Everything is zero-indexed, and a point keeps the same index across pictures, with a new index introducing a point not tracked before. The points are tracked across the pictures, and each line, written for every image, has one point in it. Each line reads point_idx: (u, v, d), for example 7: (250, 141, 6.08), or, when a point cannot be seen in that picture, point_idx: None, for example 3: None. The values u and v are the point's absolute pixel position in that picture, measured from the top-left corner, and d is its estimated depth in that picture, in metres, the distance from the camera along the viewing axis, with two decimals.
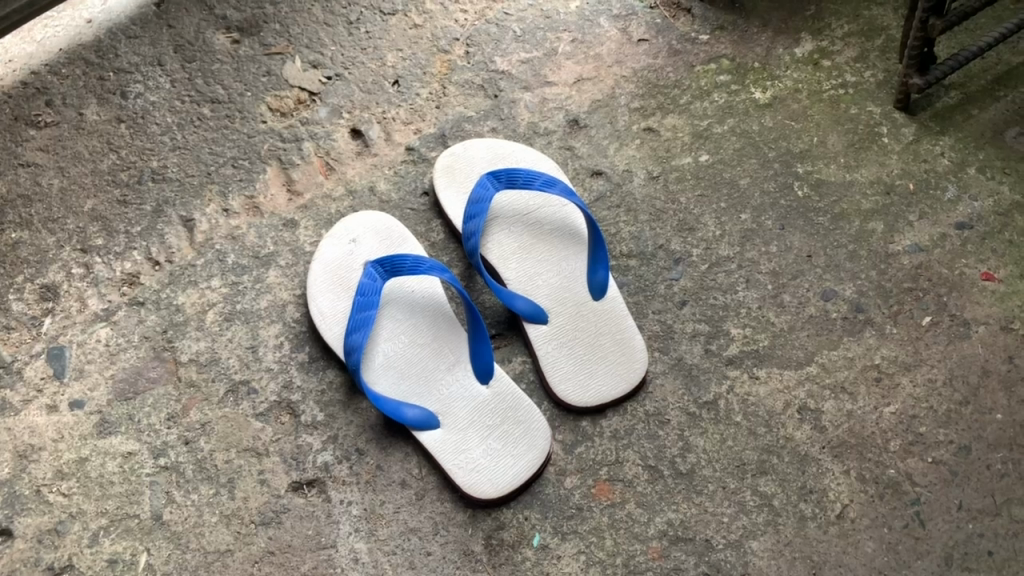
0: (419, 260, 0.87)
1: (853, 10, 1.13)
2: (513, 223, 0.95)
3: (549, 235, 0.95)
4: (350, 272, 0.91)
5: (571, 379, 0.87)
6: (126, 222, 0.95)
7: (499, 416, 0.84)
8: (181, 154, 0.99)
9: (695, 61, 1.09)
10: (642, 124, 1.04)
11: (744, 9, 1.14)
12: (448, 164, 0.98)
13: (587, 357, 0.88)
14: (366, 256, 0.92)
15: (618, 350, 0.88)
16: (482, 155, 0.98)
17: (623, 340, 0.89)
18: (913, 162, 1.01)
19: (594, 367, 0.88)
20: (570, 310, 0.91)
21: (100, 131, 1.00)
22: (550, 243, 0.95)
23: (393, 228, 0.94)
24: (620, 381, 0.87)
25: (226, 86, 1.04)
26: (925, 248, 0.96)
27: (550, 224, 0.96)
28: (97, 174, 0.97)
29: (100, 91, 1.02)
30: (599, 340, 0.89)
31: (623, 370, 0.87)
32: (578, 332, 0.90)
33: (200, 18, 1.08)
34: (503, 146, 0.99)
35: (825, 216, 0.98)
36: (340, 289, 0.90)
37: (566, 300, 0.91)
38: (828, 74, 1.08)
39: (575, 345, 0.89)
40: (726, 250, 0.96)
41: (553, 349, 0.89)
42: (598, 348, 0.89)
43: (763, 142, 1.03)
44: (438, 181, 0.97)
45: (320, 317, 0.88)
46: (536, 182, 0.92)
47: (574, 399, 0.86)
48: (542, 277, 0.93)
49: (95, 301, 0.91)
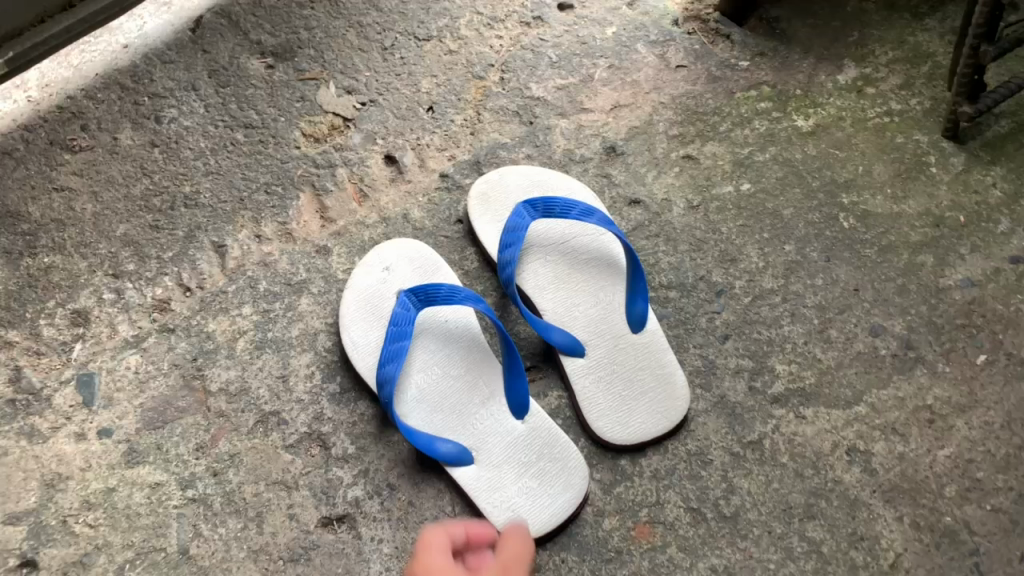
0: (454, 289, 0.85)
1: (897, 36, 1.10)
2: (549, 252, 0.93)
3: (586, 265, 0.93)
4: (383, 301, 0.89)
5: (608, 415, 0.84)
6: (158, 247, 0.94)
7: (535, 453, 0.82)
8: (214, 179, 0.98)
9: (735, 88, 1.07)
10: (681, 152, 1.02)
11: (785, 35, 1.11)
12: (482, 191, 0.96)
13: (626, 392, 0.85)
14: (400, 285, 0.90)
15: (658, 386, 0.85)
16: (517, 182, 0.97)
17: (664, 375, 0.86)
18: (963, 193, 0.98)
19: (633, 403, 0.85)
20: (609, 343, 0.88)
21: (135, 156, 0.99)
22: (587, 273, 0.92)
23: (428, 256, 0.92)
24: (660, 418, 0.84)
25: (260, 111, 1.03)
26: (978, 282, 0.92)
27: (587, 253, 0.93)
28: (130, 200, 0.97)
29: (135, 116, 1.02)
30: (638, 374, 0.86)
31: (663, 407, 0.84)
32: (617, 366, 0.87)
33: (235, 43, 1.07)
34: (539, 174, 0.97)
35: (871, 249, 0.95)
36: (373, 318, 0.88)
37: (604, 332, 0.89)
38: (873, 102, 1.05)
39: (613, 379, 0.86)
40: (770, 283, 0.93)
41: (590, 383, 0.86)
42: (637, 383, 0.86)
43: (807, 171, 1.00)
44: (472, 209, 0.95)
45: (353, 346, 0.86)
46: (573, 211, 0.89)
47: (612, 436, 0.83)
48: (579, 308, 0.90)
49: (125, 327, 0.90)
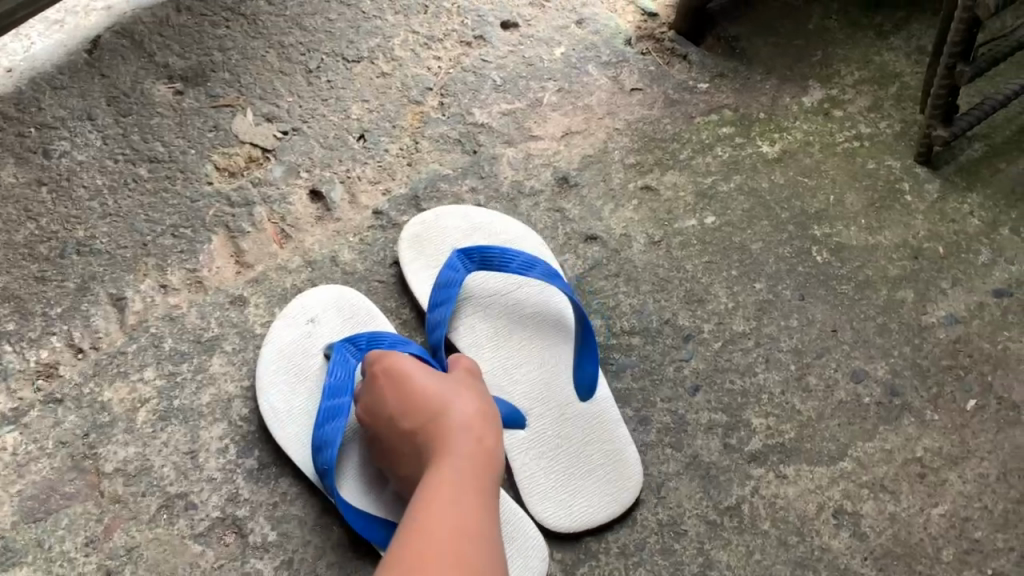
0: (396, 340, 0.76)
1: (862, 55, 1.03)
2: (487, 306, 0.83)
3: (530, 322, 0.83)
4: (308, 359, 0.79)
5: (550, 499, 0.75)
6: (44, 302, 0.82)
7: None
8: (112, 222, 0.86)
9: (695, 112, 0.98)
10: (639, 182, 0.93)
11: (744, 54, 1.04)
12: (416, 233, 0.86)
13: (570, 471, 0.76)
14: (328, 339, 0.80)
15: (607, 463, 0.76)
16: (452, 225, 0.87)
17: (615, 450, 0.77)
18: (941, 222, 0.91)
19: (578, 484, 0.75)
20: (553, 413, 0.79)
21: (17, 197, 0.86)
22: (528, 331, 0.82)
23: (358, 302, 0.82)
24: (609, 502, 0.74)
25: (167, 142, 0.90)
26: (962, 319, 0.85)
27: (530, 307, 0.83)
28: (11, 247, 0.84)
29: (18, 150, 0.89)
30: (584, 449, 0.77)
31: (611, 488, 0.75)
32: (562, 439, 0.77)
33: (138, 66, 0.94)
34: (481, 215, 0.87)
35: (848, 285, 0.87)
36: (297, 380, 0.78)
37: (548, 401, 0.79)
38: (841, 125, 0.98)
39: (555, 456, 0.77)
40: (741, 325, 0.84)
41: (530, 461, 0.76)
42: (583, 460, 0.77)
43: (775, 202, 0.92)
44: (401, 255, 0.85)
45: (273, 413, 0.76)
46: (515, 263, 0.80)
47: (553, 523, 0.74)
48: (519, 371, 0.80)
49: (2, 399, 0.77)
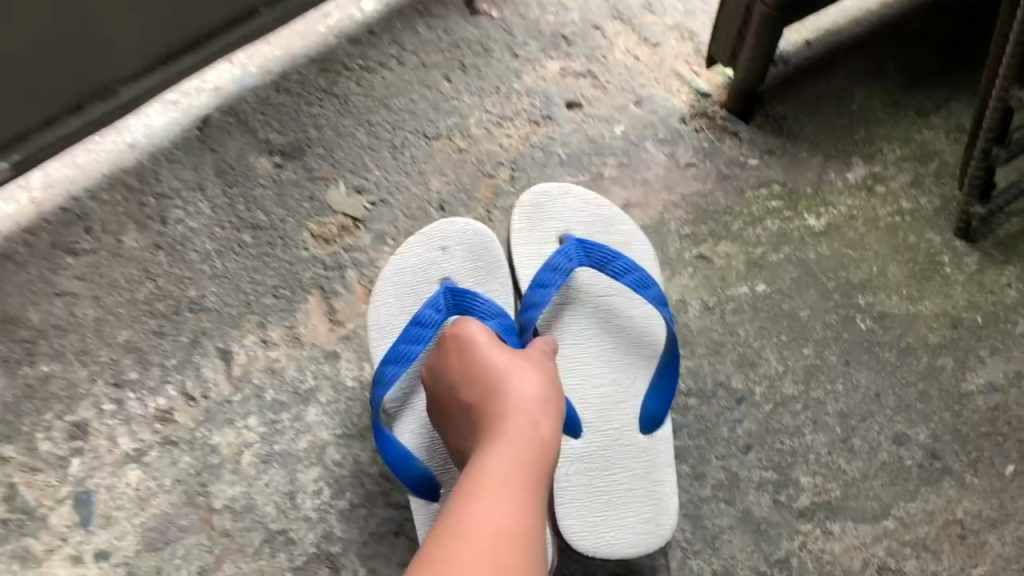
0: (490, 308, 0.85)
1: (904, 133, 1.11)
2: (585, 306, 0.90)
3: (615, 333, 0.89)
4: (426, 280, 0.89)
5: (582, 519, 0.80)
6: (161, 354, 0.92)
7: None
8: (220, 283, 0.96)
9: (745, 186, 1.06)
10: (694, 251, 1.01)
11: (792, 132, 1.11)
12: (535, 202, 0.94)
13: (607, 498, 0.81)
14: (449, 272, 0.90)
15: (645, 504, 0.82)
16: (575, 209, 0.95)
17: (658, 495, 0.82)
18: (979, 293, 0.98)
19: (611, 515, 0.81)
20: (610, 433, 0.84)
21: (139, 259, 0.97)
22: (615, 342, 0.89)
23: (488, 252, 0.91)
24: (635, 545, 0.80)
25: (268, 211, 1.01)
26: (1001, 387, 0.91)
27: (623, 321, 0.90)
28: (133, 304, 0.95)
29: (140, 217, 1.00)
30: (629, 481, 0.83)
31: (642, 532, 0.80)
32: (611, 465, 0.83)
33: (243, 142, 1.05)
34: (600, 211, 0.95)
35: (890, 352, 0.93)
36: (408, 302, 0.88)
37: (608, 418, 0.85)
38: (883, 200, 1.05)
39: (599, 478, 0.82)
40: (790, 388, 0.91)
41: (572, 474, 0.82)
42: (626, 490, 0.82)
43: (821, 272, 0.99)
44: (516, 221, 0.93)
45: (380, 324, 0.88)
46: (627, 276, 0.87)
47: (578, 543, 0.79)
48: (595, 376, 0.87)
49: (125, 441, 0.87)
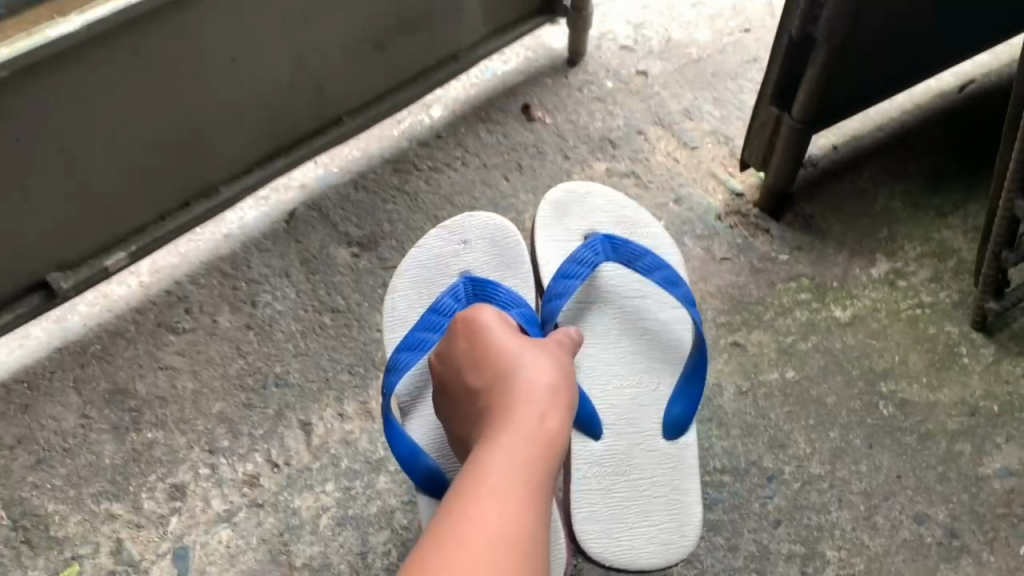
0: (512, 300, 0.94)
1: (924, 232, 1.20)
2: (614, 303, 1.00)
3: (640, 332, 0.99)
4: (445, 270, 0.99)
5: (603, 525, 0.88)
6: (250, 424, 1.03)
7: None
8: (302, 360, 1.08)
9: (776, 279, 1.16)
10: (728, 338, 1.10)
11: (819, 229, 1.21)
12: (561, 200, 1.04)
13: (629, 507, 0.89)
14: (467, 263, 1.00)
15: (669, 517, 0.90)
16: (597, 209, 1.04)
17: (680, 509, 0.90)
18: (995, 383, 1.06)
19: (633, 523, 0.89)
20: (634, 439, 0.93)
21: (231, 337, 1.10)
22: (641, 341, 0.99)
23: (508, 247, 1.01)
24: (655, 555, 0.88)
25: (346, 296, 1.13)
26: (1015, 471, 0.99)
27: (648, 321, 1.00)
28: (226, 378, 1.07)
29: (233, 300, 1.13)
30: (653, 494, 0.91)
31: (663, 544, 0.88)
32: (637, 475, 0.92)
33: (325, 234, 1.19)
34: (623, 209, 1.05)
35: (911, 436, 1.01)
36: (425, 290, 0.98)
37: (632, 422, 0.94)
38: (905, 294, 1.14)
39: (623, 486, 0.91)
40: (818, 468, 0.99)
41: (592, 479, 0.90)
42: (650, 502, 0.90)
43: (847, 360, 1.08)
44: (547, 217, 1.03)
45: (394, 313, 0.97)
46: (657, 274, 0.97)
47: (598, 547, 0.87)
48: (620, 372, 0.97)
49: (217, 502, 0.98)
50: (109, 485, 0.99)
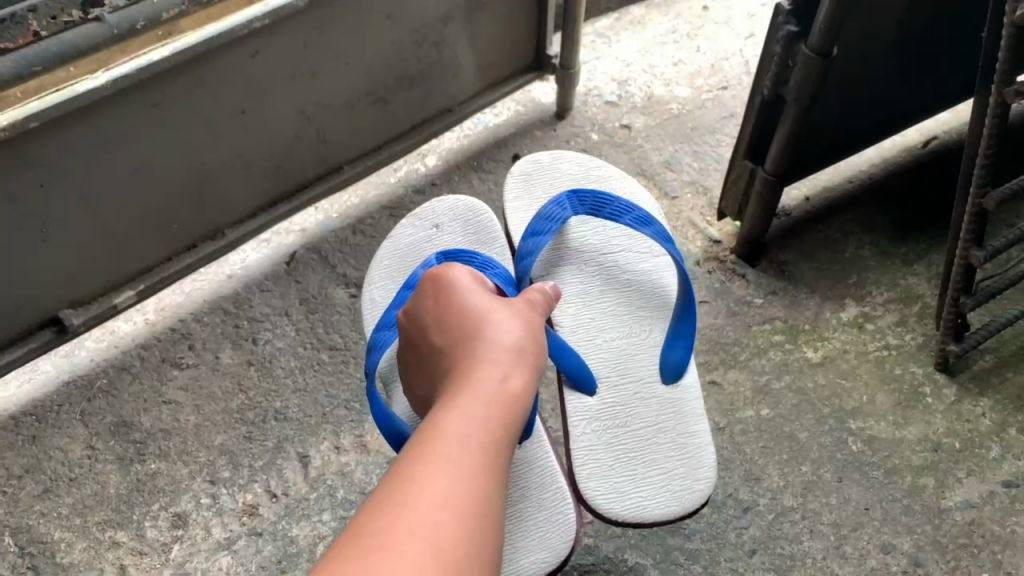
0: (486, 262, 0.97)
1: (891, 279, 1.27)
2: (592, 259, 1.05)
3: (624, 284, 1.05)
4: (416, 256, 1.06)
5: (614, 479, 0.92)
6: (250, 456, 1.08)
7: (527, 483, 0.90)
8: (300, 395, 1.13)
9: (751, 322, 1.23)
10: (707, 377, 1.16)
11: (792, 275, 1.29)
12: (528, 171, 1.10)
13: (637, 459, 0.93)
14: (439, 245, 1.06)
15: (678, 462, 0.94)
16: (565, 175, 1.11)
17: (687, 451, 0.95)
18: (957, 421, 1.12)
19: (644, 475, 0.92)
20: (632, 391, 0.98)
21: (233, 373, 1.15)
22: (623, 292, 1.04)
23: (480, 223, 1.07)
24: (672, 503, 0.91)
25: (343, 334, 1.19)
26: (976, 504, 1.05)
27: (627, 270, 1.06)
28: (228, 412, 1.11)
29: (235, 337, 1.18)
30: (660, 441, 0.95)
31: (679, 489, 0.92)
32: (641, 424, 0.96)
33: (323, 275, 1.25)
34: (590, 173, 1.11)
35: (878, 470, 1.07)
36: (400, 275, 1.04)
37: (627, 373, 0.99)
38: (872, 337, 1.21)
39: (628, 437, 0.95)
40: (791, 500, 1.05)
41: (596, 437, 0.94)
42: (659, 449, 0.94)
43: (818, 399, 1.14)
44: (513, 186, 1.09)
45: (370, 301, 1.03)
46: (627, 216, 1.01)
47: (613, 503, 0.90)
48: (608, 326, 1.02)
49: (218, 530, 1.02)
50: (113, 514, 1.03)
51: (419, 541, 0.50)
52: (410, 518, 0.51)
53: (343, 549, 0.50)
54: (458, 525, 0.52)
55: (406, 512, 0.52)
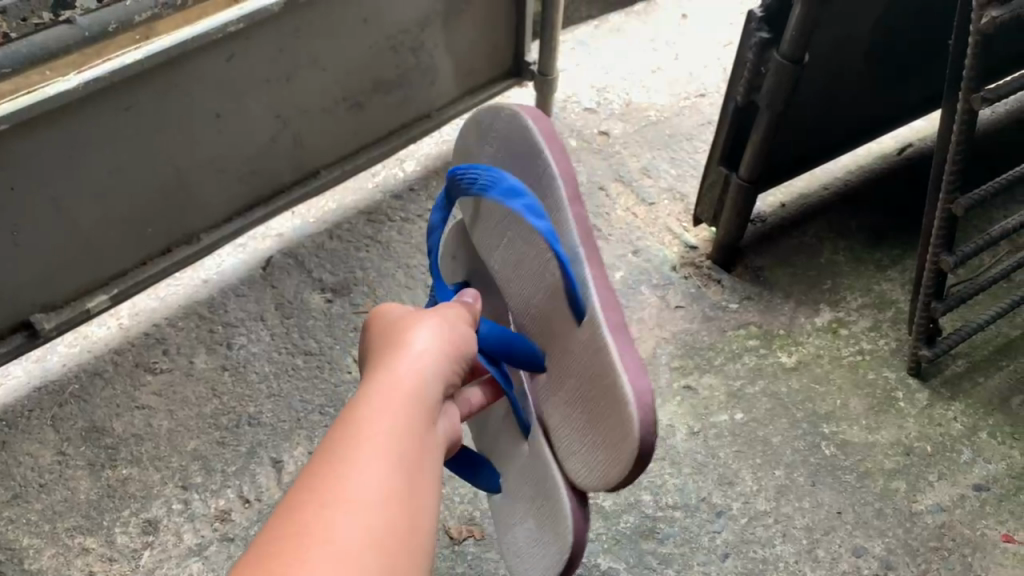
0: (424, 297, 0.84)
1: (865, 284, 1.28)
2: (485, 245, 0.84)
3: (519, 242, 0.77)
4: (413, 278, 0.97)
5: (580, 454, 0.74)
6: (223, 461, 1.07)
7: (531, 490, 0.81)
8: (274, 400, 1.12)
9: (726, 327, 1.23)
10: (681, 381, 1.17)
11: (767, 281, 1.29)
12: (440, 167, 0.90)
13: (581, 428, 0.76)
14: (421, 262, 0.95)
15: (606, 408, 0.71)
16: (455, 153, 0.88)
17: (612, 397, 0.69)
18: (929, 425, 1.13)
19: (589, 441, 0.73)
20: (563, 349, 0.78)
21: (207, 378, 1.14)
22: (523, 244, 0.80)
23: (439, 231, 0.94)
24: (611, 462, 0.72)
25: (318, 339, 1.18)
26: (947, 508, 1.05)
27: (519, 231, 0.77)
28: (201, 417, 1.10)
29: (209, 342, 1.18)
30: (595, 394, 0.75)
31: (605, 450, 0.71)
32: (577, 383, 0.78)
33: (300, 280, 1.25)
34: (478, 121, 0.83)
35: (851, 474, 1.08)
36: None
37: (551, 333, 0.79)
38: (846, 341, 1.22)
39: (576, 403, 0.78)
40: (763, 504, 1.05)
41: (554, 416, 0.78)
42: (595, 405, 0.74)
43: (791, 403, 1.15)
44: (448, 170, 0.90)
45: None
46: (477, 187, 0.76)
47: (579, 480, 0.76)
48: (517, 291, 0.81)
49: (190, 536, 1.01)
50: (83, 520, 1.02)
51: (380, 471, 0.49)
52: (311, 513, 0.45)
53: (308, 476, 0.48)
54: (415, 461, 0.52)
55: (369, 445, 0.51)
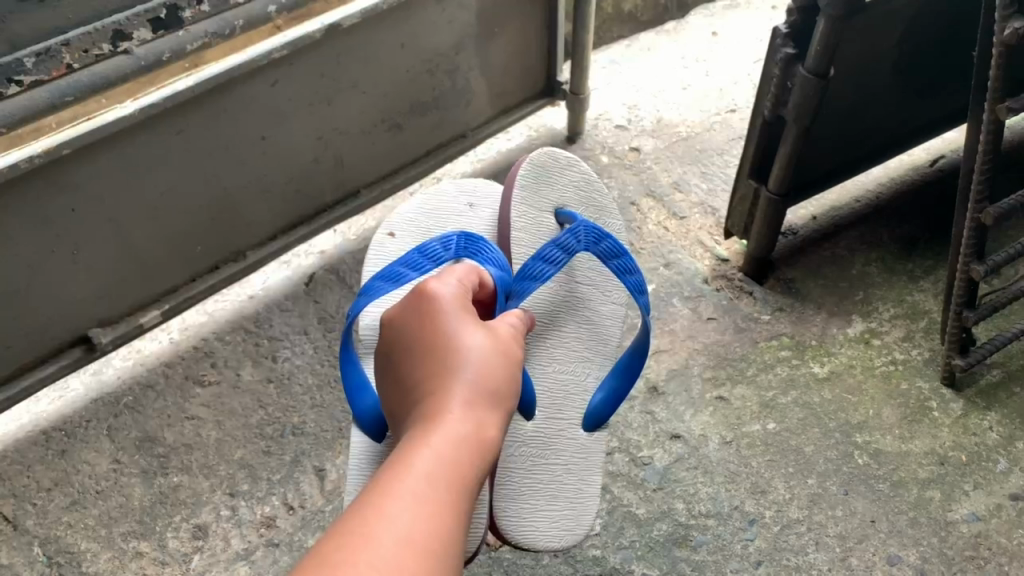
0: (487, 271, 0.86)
1: (897, 295, 1.29)
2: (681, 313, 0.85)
3: None
4: (590, 306, 1.03)
5: (530, 508, 0.89)
6: (268, 469, 1.11)
7: (529, 455, 0.92)
8: (317, 411, 1.16)
9: (758, 337, 1.25)
10: (714, 392, 1.18)
11: (799, 292, 1.30)
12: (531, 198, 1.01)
13: (539, 489, 0.90)
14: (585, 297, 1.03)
15: (549, 487, 0.91)
16: None
17: (554, 493, 0.90)
18: (963, 435, 1.13)
19: (541, 505, 0.89)
20: None
21: (253, 390, 1.19)
22: (583, 328, 1.01)
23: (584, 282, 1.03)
24: (552, 536, 0.88)
25: None
26: (983, 517, 1.05)
27: None
28: (247, 427, 1.15)
29: (255, 355, 1.22)
30: (536, 471, 0.91)
31: (562, 528, 0.89)
32: (525, 454, 0.91)
33: (341, 295, 1.30)
34: None
35: (884, 483, 1.09)
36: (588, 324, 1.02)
37: None
38: (879, 352, 1.22)
39: (535, 464, 0.91)
40: (796, 513, 1.06)
41: (515, 460, 0.91)
42: (540, 478, 0.91)
43: (824, 413, 1.16)
44: (518, 177, 1.01)
45: (598, 338, 1.02)
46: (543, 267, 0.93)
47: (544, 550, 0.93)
48: (560, 352, 0.99)
49: (237, 541, 1.05)
50: (137, 525, 1.07)
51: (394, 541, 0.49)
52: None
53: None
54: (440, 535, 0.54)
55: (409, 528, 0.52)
